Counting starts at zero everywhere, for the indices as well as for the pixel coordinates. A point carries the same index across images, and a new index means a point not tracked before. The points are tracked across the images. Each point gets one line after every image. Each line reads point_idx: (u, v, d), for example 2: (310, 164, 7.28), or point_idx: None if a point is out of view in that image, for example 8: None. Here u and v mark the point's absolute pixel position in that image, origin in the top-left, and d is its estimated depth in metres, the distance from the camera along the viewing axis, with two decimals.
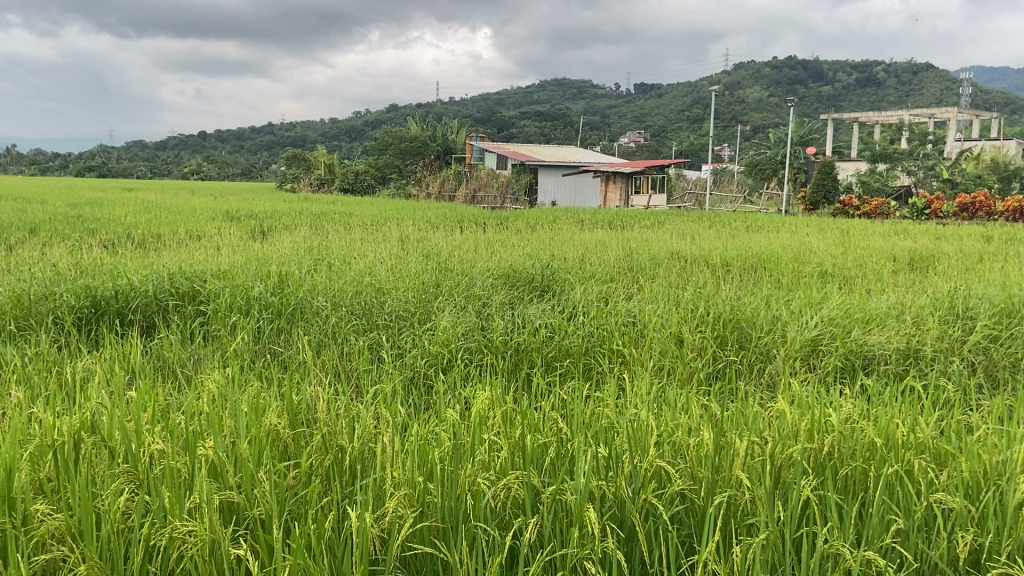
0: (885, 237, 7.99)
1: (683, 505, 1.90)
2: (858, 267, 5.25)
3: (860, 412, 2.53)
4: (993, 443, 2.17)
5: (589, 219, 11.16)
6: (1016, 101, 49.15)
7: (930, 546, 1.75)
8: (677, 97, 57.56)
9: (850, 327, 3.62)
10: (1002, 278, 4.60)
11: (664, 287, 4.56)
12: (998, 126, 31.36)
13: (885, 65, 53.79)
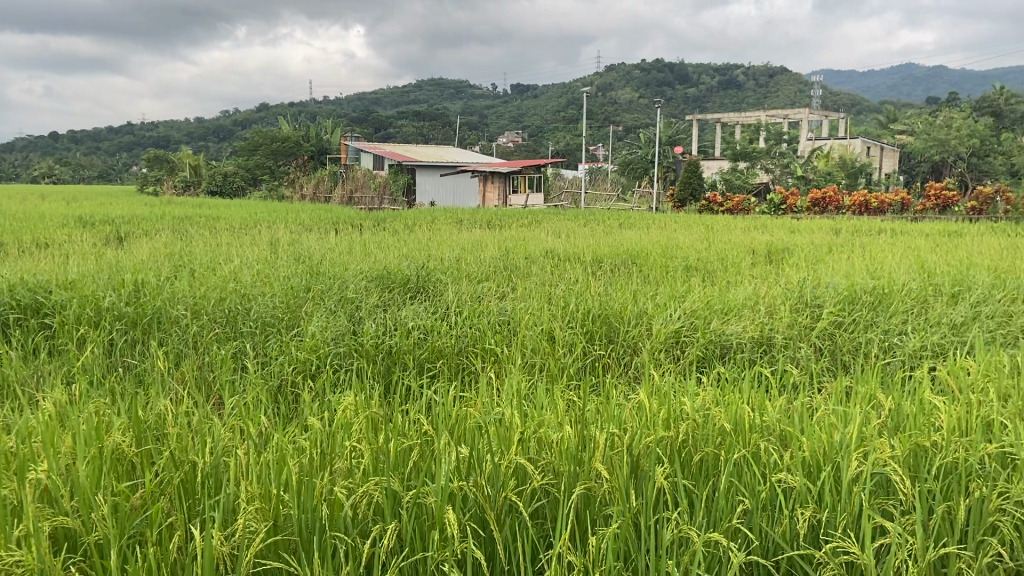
0: (744, 231, 8.45)
1: (541, 501, 1.93)
2: (719, 261, 5.51)
3: (715, 399, 2.64)
4: (832, 423, 2.32)
5: (466, 219, 11.21)
6: (861, 103, 53.06)
7: (773, 525, 1.85)
8: (553, 97, 58.66)
9: (710, 319, 3.78)
10: (847, 268, 4.94)
11: (536, 285, 4.61)
12: (845, 126, 33.74)
13: (745, 68, 56.83)
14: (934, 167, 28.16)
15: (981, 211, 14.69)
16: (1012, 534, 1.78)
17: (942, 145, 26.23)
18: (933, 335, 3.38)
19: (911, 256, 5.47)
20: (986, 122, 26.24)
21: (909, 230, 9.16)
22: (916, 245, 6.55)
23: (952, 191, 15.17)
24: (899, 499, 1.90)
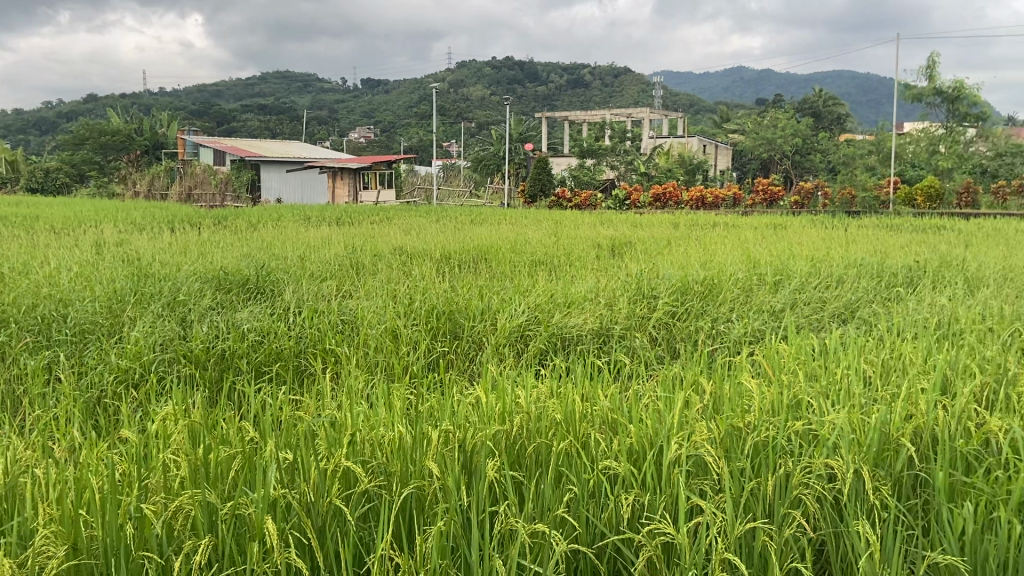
0: (588, 226, 8.72)
1: (369, 503, 1.88)
2: (565, 255, 5.67)
3: (550, 390, 2.68)
4: (659, 409, 2.40)
5: (311, 217, 10.92)
6: (699, 104, 56.20)
7: (599, 512, 1.89)
8: (406, 93, 58.25)
9: (553, 312, 3.86)
10: (681, 260, 5.20)
11: (382, 283, 4.54)
12: (684, 125, 35.60)
13: (591, 69, 58.75)
14: (764, 164, 30.26)
15: (803, 205, 15.87)
16: (814, 503, 1.91)
17: (769, 143, 28.23)
18: (755, 321, 3.62)
19: (739, 248, 5.84)
20: (808, 122, 28.49)
21: (738, 223, 9.78)
22: (743, 237, 7.00)
23: (776, 186, 16.32)
24: (716, 479, 2.00)
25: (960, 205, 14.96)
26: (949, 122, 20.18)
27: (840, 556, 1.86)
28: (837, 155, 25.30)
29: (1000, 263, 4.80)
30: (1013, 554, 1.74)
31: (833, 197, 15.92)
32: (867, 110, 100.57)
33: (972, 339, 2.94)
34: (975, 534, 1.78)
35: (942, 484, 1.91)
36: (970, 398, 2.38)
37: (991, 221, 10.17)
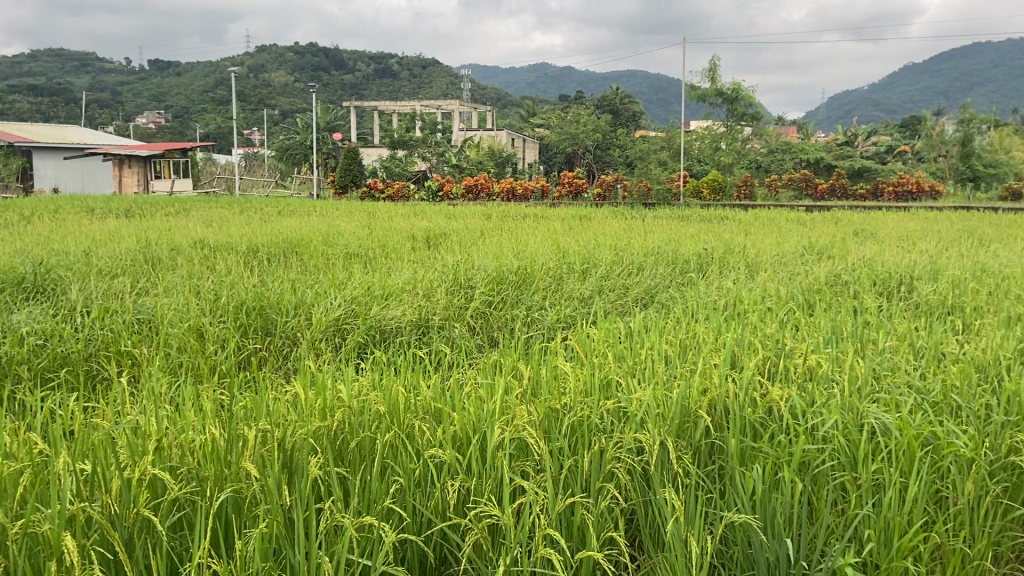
0: (403, 218, 8.71)
1: (181, 511, 1.77)
2: (380, 246, 5.61)
3: (371, 382, 2.64)
4: (480, 396, 2.45)
5: (98, 208, 10.02)
6: (504, 97, 57.60)
7: (425, 501, 1.91)
8: (201, 77, 54.78)
9: (370, 304, 3.81)
10: (495, 250, 5.32)
11: (183, 278, 4.26)
12: (491, 118, 36.36)
13: (397, 59, 58.34)
14: (567, 157, 31.59)
15: (606, 197, 16.79)
16: (626, 475, 2.04)
17: (572, 138, 29.52)
18: (567, 308, 3.78)
19: (550, 238, 6.08)
20: (606, 118, 30.06)
21: (547, 214, 10.15)
22: (553, 228, 7.27)
23: (581, 179, 17.13)
24: (536, 460, 2.08)
25: (740, 196, 16.88)
26: (729, 121, 21.87)
27: (650, 522, 2.01)
28: (633, 150, 26.91)
29: (774, 249, 5.34)
30: (793, 507, 1.97)
31: (632, 190, 16.96)
32: (656, 107, 108.03)
33: (754, 317, 3.26)
34: (763, 492, 2.00)
35: (735, 450, 2.12)
36: (755, 371, 2.64)
37: (766, 211, 11.31)
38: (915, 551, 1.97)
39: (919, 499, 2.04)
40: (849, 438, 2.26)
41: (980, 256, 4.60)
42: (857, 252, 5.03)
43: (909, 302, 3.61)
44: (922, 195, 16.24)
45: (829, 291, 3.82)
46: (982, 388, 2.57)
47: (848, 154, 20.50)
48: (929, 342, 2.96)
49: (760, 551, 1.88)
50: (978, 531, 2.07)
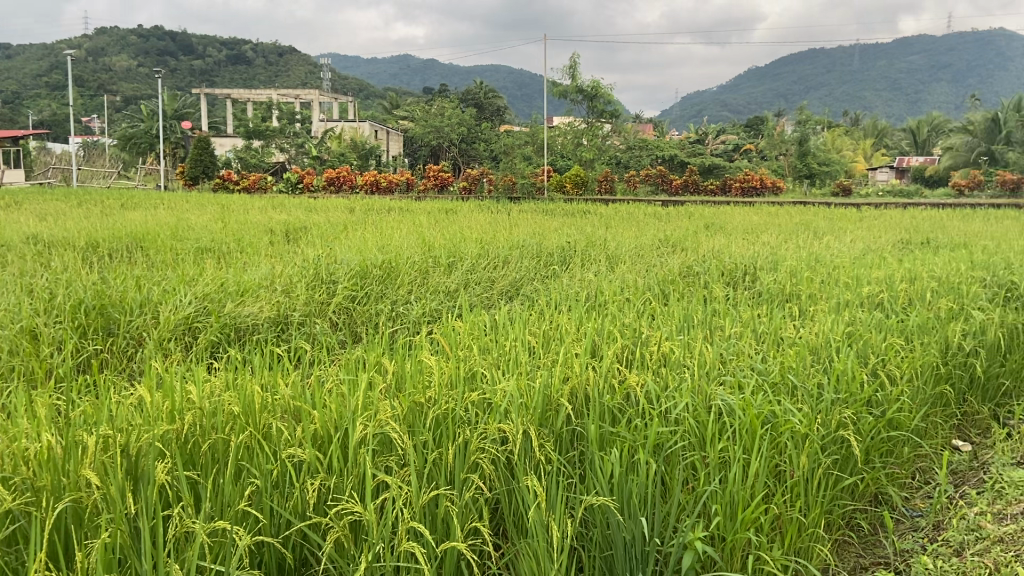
0: (259, 211, 8.39)
1: (14, 525, 1.63)
2: (235, 241, 5.38)
3: (226, 383, 2.53)
4: (340, 392, 2.40)
5: None
6: (366, 88, 56.71)
7: (283, 502, 1.86)
8: (32, 58, 50.52)
9: (224, 301, 3.64)
10: (358, 244, 5.23)
11: (12, 277, 3.92)
12: (353, 110, 35.69)
13: (253, 45, 56.11)
14: (433, 150, 31.48)
15: (472, 189, 17.11)
16: (490, 466, 2.07)
17: (437, 131, 29.44)
18: (432, 301, 3.78)
19: (415, 232, 6.04)
20: (471, 112, 30.17)
21: (409, 207, 10.07)
22: (418, 221, 7.23)
23: (445, 173, 17.13)
24: (399, 454, 2.07)
25: (601, 190, 17.40)
26: (589, 118, 22.37)
27: (513, 510, 2.06)
28: (498, 144, 27.15)
29: (632, 242, 5.55)
30: (649, 489, 2.08)
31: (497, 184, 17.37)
32: (520, 102, 109.68)
33: (613, 308, 3.37)
34: (621, 475, 2.08)
35: (594, 436, 2.19)
36: (613, 359, 2.73)
37: (625, 205, 11.73)
38: (756, 522, 2.14)
39: (759, 473, 2.20)
40: (697, 420, 2.39)
41: (815, 248, 4.96)
42: (707, 244, 5.31)
43: (753, 291, 3.86)
44: (765, 190, 17.27)
45: (683, 282, 4.00)
46: (815, 369, 2.79)
47: (700, 153, 21.59)
48: (770, 327, 3.17)
49: (617, 530, 1.98)
50: (810, 500, 2.28)
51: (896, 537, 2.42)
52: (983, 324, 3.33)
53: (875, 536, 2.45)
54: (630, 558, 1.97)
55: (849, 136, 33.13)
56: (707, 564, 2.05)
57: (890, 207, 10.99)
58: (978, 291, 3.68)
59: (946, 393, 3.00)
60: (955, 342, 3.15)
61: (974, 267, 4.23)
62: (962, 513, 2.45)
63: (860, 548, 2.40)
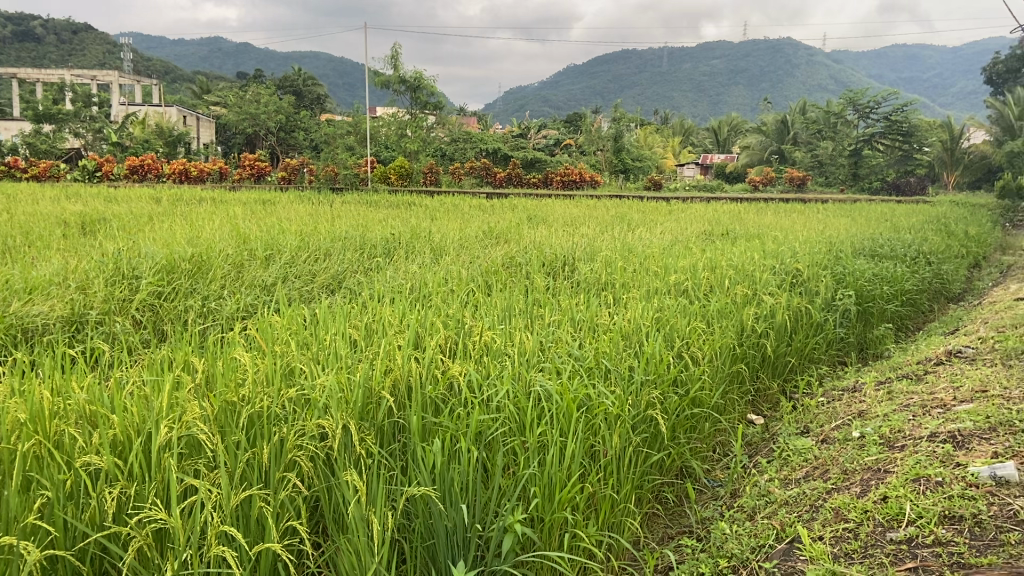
0: (49, 201, 7.67)
1: None
2: (20, 234, 4.88)
3: (8, 388, 2.28)
4: (144, 395, 2.24)
5: None
6: (174, 71, 53.35)
7: (79, 515, 1.72)
8: None
9: (7, 300, 3.28)
10: (165, 237, 4.90)
11: None
12: (161, 94, 33.40)
13: (41, 19, 51.05)
14: (249, 138, 30.09)
15: (291, 180, 16.63)
16: (310, 463, 2.01)
17: (252, 118, 28.16)
18: (247, 297, 3.62)
19: (230, 224, 5.75)
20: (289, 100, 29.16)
21: (222, 198, 9.59)
22: (232, 213, 6.89)
23: (262, 162, 16.49)
24: (208, 456, 1.96)
25: (426, 182, 17.41)
26: (414, 109, 21.56)
27: (334, 508, 2.02)
28: (319, 134, 26.41)
29: (456, 234, 5.61)
30: (471, 477, 2.11)
31: (317, 174, 16.98)
32: (344, 93, 107.55)
33: (436, 300, 3.37)
34: (442, 464, 2.09)
35: (416, 427, 2.18)
36: (436, 349, 2.74)
37: (450, 198, 11.82)
38: (572, 501, 2.23)
39: (575, 455, 2.31)
40: (518, 406, 2.45)
41: (628, 238, 5.25)
42: (528, 236, 5.46)
43: (571, 281, 4.01)
44: (584, 184, 17.97)
45: (505, 273, 4.09)
46: (627, 354, 2.95)
47: (522, 147, 22.18)
48: (587, 315, 3.30)
49: (440, 519, 2.01)
50: (622, 477, 2.42)
51: (698, 507, 2.64)
52: (772, 307, 3.67)
53: (680, 507, 2.67)
54: (451, 546, 2.01)
55: (660, 134, 35.22)
56: (527, 545, 2.12)
57: (693, 202, 11.85)
58: (768, 277, 4.04)
59: (741, 371, 3.28)
60: (749, 325, 3.44)
61: (766, 256, 4.64)
62: (754, 480, 2.70)
63: (666, 520, 2.60)
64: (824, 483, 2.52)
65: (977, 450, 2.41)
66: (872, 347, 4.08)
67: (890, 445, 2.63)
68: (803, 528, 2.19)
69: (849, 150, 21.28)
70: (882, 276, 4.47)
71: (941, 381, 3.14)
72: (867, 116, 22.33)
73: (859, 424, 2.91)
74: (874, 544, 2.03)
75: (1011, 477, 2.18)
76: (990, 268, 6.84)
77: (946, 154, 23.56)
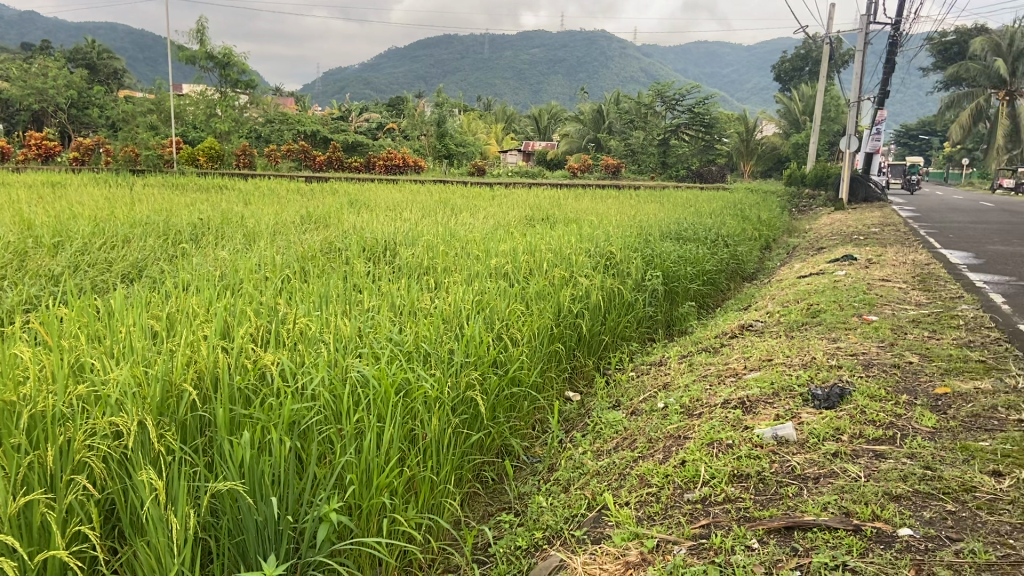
0: None
1: None
2: None
3: None
4: None
5: None
6: None
7: None
8: None
9: None
10: None
11: None
12: None
13: None
14: (35, 115, 27.29)
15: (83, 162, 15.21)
16: (102, 464, 1.86)
17: (38, 93, 25.53)
18: (31, 288, 3.29)
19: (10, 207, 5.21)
20: (81, 76, 26.81)
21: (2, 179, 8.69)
22: (14, 195, 6.25)
23: (50, 142, 15.11)
24: None
25: (240, 165, 16.63)
26: (223, 87, 21.80)
27: (130, 509, 1.88)
28: (118, 112, 24.43)
29: (271, 219, 5.40)
30: (284, 468, 2.03)
31: (115, 155, 15.78)
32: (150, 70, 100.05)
33: (248, 288, 3.22)
34: (252, 457, 1.99)
35: (222, 421, 2.07)
36: (245, 339, 2.62)
37: (265, 181, 11.36)
38: (391, 486, 2.22)
39: (393, 439, 2.28)
40: (333, 392, 2.38)
41: (450, 223, 5.27)
42: (348, 220, 5.36)
43: (392, 265, 3.99)
44: (407, 168, 17.84)
45: (322, 258, 3.99)
46: (448, 337, 2.96)
47: (343, 129, 21.61)
48: (407, 300, 3.29)
49: (249, 514, 1.93)
50: (440, 458, 2.44)
51: (516, 483, 2.72)
52: (587, 288, 3.82)
53: (499, 485, 2.74)
54: (262, 540, 1.95)
55: (484, 120, 35.64)
56: (344, 533, 2.09)
57: (512, 188, 12.11)
58: (584, 260, 4.20)
59: (558, 350, 3.41)
60: (567, 306, 3.57)
61: (581, 240, 4.82)
62: (569, 453, 2.82)
63: (487, 498, 2.66)
64: (631, 452, 2.67)
65: (762, 412, 2.66)
66: (679, 323, 4.40)
67: (690, 414, 2.84)
68: (611, 496, 2.31)
69: (657, 140, 22.70)
70: (686, 258, 4.79)
71: (734, 352, 3.43)
72: (674, 107, 23.78)
73: (663, 396, 3.11)
74: (674, 505, 2.18)
75: (789, 436, 2.42)
76: (778, 250, 7.50)
77: (743, 145, 25.20)
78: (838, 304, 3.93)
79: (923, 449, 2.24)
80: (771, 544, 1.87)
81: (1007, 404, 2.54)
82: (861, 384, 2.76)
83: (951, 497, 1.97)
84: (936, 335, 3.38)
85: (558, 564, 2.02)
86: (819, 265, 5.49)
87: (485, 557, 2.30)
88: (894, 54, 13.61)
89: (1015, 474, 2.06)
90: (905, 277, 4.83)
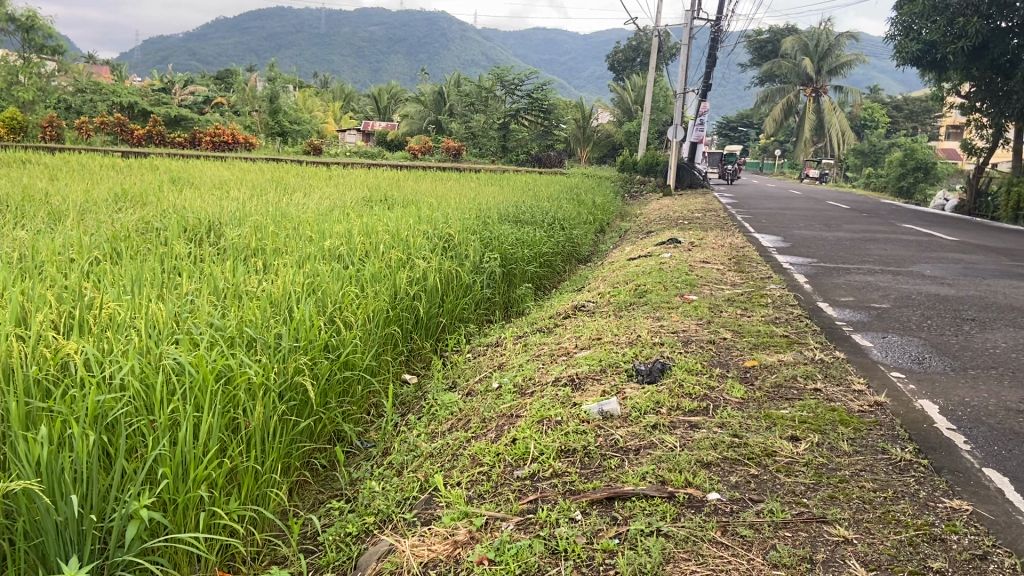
0: None
1: None
2: None
3: None
4: None
5: None
6: None
7: None
8: None
9: None
10: None
11: None
12: None
13: None
14: None
15: None
16: None
17: None
18: None
19: None
20: None
21: None
22: None
23: None
24: None
25: (45, 138, 15.44)
26: (26, 53, 19.71)
27: None
28: None
29: (81, 196, 4.96)
30: (88, 464, 1.86)
31: None
32: None
33: (49, 271, 2.94)
34: (51, 454, 1.81)
35: (15, 416, 1.87)
36: (44, 326, 2.38)
37: (70, 155, 10.42)
38: (208, 478, 2.09)
39: (213, 429, 2.15)
40: (145, 381, 2.21)
41: (282, 203, 5.08)
42: (168, 199, 5.03)
43: (217, 247, 3.79)
44: (237, 145, 16.98)
45: (137, 239, 3.71)
46: (276, 320, 2.83)
47: (166, 102, 20.20)
48: (231, 283, 3.13)
49: (48, 515, 1.76)
50: (266, 447, 2.34)
51: (348, 470, 2.67)
52: (425, 270, 3.80)
53: (330, 471, 2.67)
54: (64, 542, 1.78)
55: (320, 98, 34.50)
56: (157, 530, 1.96)
57: (347, 167, 11.83)
58: (421, 242, 4.16)
59: (394, 333, 3.36)
60: (402, 287, 3.52)
61: (419, 221, 4.78)
62: (403, 436, 2.79)
63: (317, 486, 2.59)
64: (465, 432, 2.68)
65: (590, 389, 2.75)
66: (515, 305, 4.49)
67: (522, 393, 2.89)
68: (442, 477, 2.30)
69: (498, 124, 23.00)
70: (522, 240, 4.87)
71: (566, 332, 3.52)
72: (513, 92, 24.07)
73: (497, 375, 3.15)
74: (504, 482, 2.21)
75: (613, 411, 2.52)
76: (611, 233, 7.79)
77: (579, 131, 25.90)
78: (663, 285, 4.14)
79: (731, 419, 2.40)
80: (592, 514, 1.93)
81: (805, 374, 2.79)
82: (679, 359, 2.92)
83: (754, 462, 2.13)
84: (747, 313, 3.63)
85: (388, 548, 1.99)
86: (647, 247, 5.77)
87: (313, 547, 2.23)
88: (715, 49, 14.47)
89: (809, 438, 2.25)
90: (722, 259, 5.16)
